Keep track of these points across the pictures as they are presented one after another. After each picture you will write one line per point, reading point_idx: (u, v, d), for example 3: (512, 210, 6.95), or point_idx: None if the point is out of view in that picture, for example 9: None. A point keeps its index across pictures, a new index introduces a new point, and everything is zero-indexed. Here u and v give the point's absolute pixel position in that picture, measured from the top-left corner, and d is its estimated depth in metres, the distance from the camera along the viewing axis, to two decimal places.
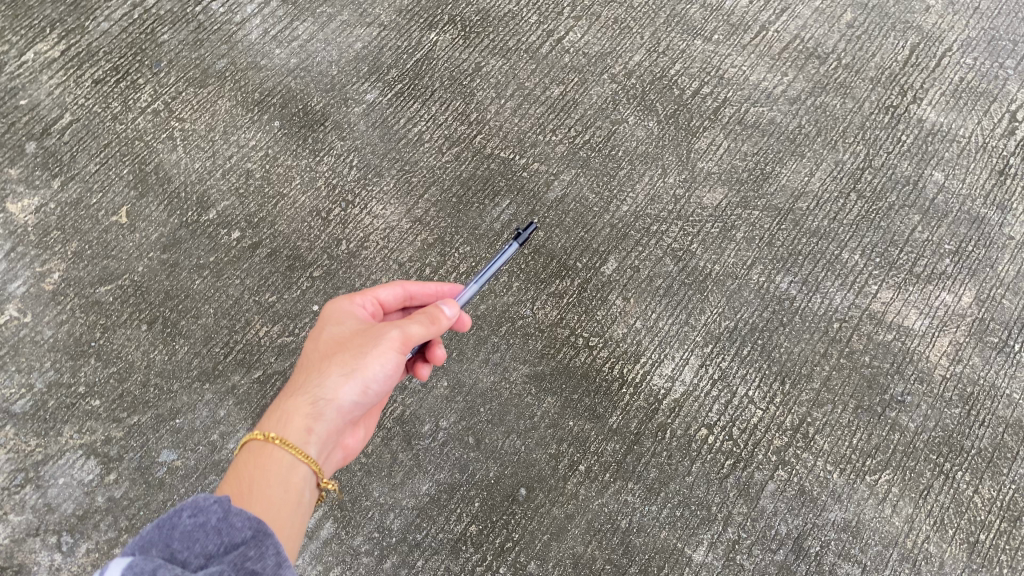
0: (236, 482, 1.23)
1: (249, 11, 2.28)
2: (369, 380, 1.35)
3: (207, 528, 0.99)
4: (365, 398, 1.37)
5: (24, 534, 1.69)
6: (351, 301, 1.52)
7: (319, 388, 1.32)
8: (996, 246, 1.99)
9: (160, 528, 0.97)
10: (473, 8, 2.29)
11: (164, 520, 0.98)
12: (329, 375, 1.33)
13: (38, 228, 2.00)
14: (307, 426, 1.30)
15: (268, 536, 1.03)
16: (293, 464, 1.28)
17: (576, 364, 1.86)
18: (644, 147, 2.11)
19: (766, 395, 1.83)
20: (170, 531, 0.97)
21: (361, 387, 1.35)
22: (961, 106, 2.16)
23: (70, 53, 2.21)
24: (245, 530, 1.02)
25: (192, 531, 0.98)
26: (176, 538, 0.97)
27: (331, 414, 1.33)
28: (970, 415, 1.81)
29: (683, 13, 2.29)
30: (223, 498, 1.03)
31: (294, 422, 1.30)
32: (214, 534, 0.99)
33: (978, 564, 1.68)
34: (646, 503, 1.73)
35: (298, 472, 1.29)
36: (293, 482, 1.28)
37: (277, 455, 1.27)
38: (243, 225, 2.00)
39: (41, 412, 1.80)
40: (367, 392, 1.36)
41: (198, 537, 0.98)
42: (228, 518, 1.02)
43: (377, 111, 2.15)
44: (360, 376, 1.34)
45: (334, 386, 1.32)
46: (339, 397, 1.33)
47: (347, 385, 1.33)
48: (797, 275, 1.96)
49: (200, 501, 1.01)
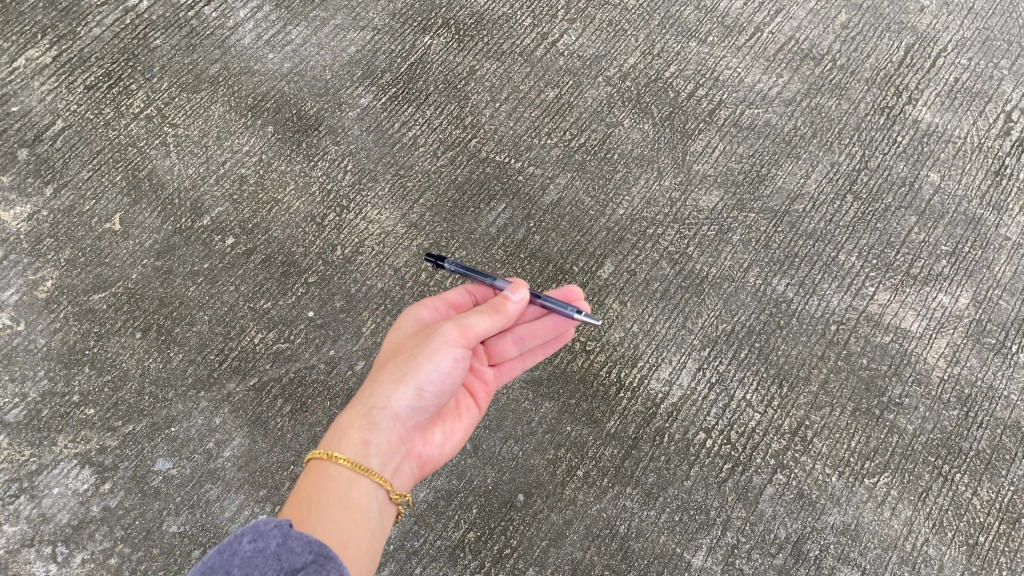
0: (296, 503, 1.24)
1: (242, 15, 2.27)
2: (422, 382, 1.33)
3: (266, 553, 1.00)
4: (424, 401, 1.35)
5: (18, 545, 1.67)
6: (420, 307, 1.55)
7: (372, 398, 1.33)
8: (992, 247, 1.99)
9: (220, 554, 0.98)
10: (467, 11, 2.28)
11: (224, 546, 1.00)
12: (381, 384, 1.33)
13: (30, 236, 1.98)
14: (362, 438, 1.31)
15: (329, 560, 1.04)
16: (352, 480, 1.28)
17: (573, 368, 1.85)
18: (639, 150, 2.10)
19: (764, 398, 1.83)
20: (230, 557, 0.99)
21: (415, 391, 1.33)
22: (956, 107, 2.15)
23: (61, 60, 2.19)
24: (306, 554, 1.03)
25: (252, 557, 0.99)
26: (236, 565, 0.98)
27: (388, 423, 1.34)
28: (968, 417, 1.81)
29: (677, 15, 2.28)
30: (283, 522, 1.04)
31: (349, 436, 1.31)
32: (274, 560, 1.00)
33: (978, 567, 1.68)
34: (645, 508, 1.72)
35: (358, 487, 1.28)
36: (353, 499, 1.27)
37: (334, 472, 1.28)
38: (237, 232, 1.99)
39: (35, 421, 1.79)
40: (424, 395, 1.34)
41: (257, 564, 0.98)
42: (287, 543, 1.02)
43: (371, 116, 2.14)
44: (413, 380, 1.33)
45: (386, 393, 1.32)
46: (393, 403, 1.32)
47: (400, 390, 1.32)
48: (793, 278, 1.95)
49: (260, 526, 1.02)
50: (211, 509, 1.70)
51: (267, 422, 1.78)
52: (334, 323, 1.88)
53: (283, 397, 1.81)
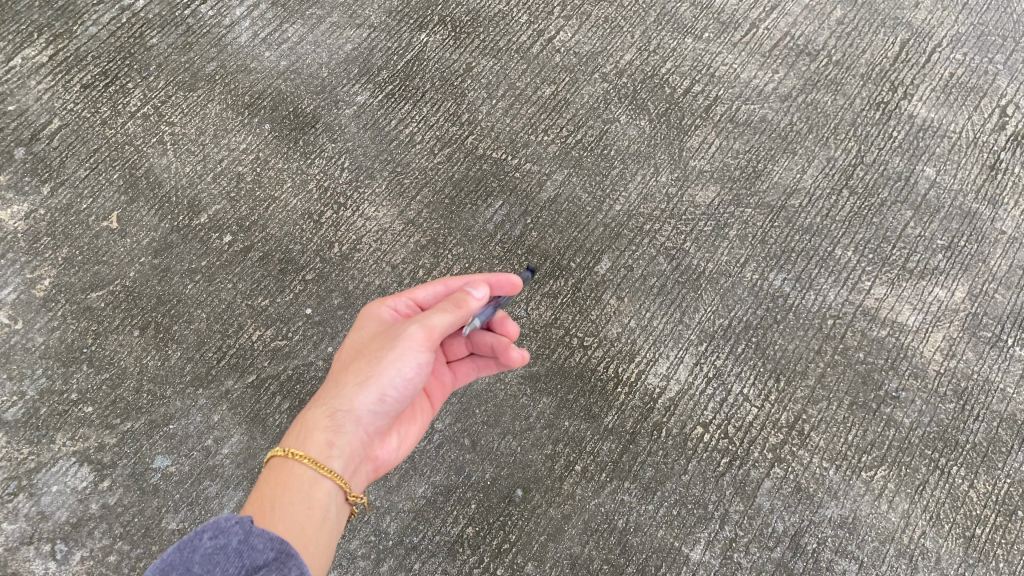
0: (258, 502, 1.24)
1: (238, 13, 2.27)
2: (385, 386, 1.34)
3: (227, 550, 1.01)
4: (385, 404, 1.36)
5: (16, 542, 1.67)
6: (382, 305, 1.54)
7: (336, 400, 1.33)
8: (988, 241, 2.00)
9: (180, 551, 1.00)
10: (463, 8, 2.29)
11: (184, 543, 1.01)
12: (345, 386, 1.33)
13: (28, 234, 1.98)
14: (325, 440, 1.31)
15: (291, 557, 1.04)
16: (315, 480, 1.28)
17: (570, 364, 1.86)
18: (636, 147, 2.10)
19: (761, 392, 1.83)
20: (190, 554, 1.00)
21: (379, 395, 1.34)
22: (951, 101, 2.16)
23: (58, 58, 2.19)
24: (267, 551, 1.03)
25: (212, 554, 1.01)
26: (196, 562, 1.00)
27: (351, 425, 1.34)
28: (964, 410, 1.82)
29: (673, 12, 2.29)
30: (245, 518, 1.05)
31: (312, 437, 1.31)
32: (234, 557, 1.01)
33: (974, 559, 1.68)
34: (644, 502, 1.73)
35: (321, 488, 1.28)
36: (316, 498, 1.27)
37: (298, 470, 1.28)
38: (234, 229, 1.99)
39: (33, 419, 1.79)
40: (386, 399, 1.35)
41: (218, 561, 1.00)
42: (249, 540, 1.03)
43: (368, 113, 2.14)
44: (377, 384, 1.33)
45: (349, 397, 1.33)
46: (356, 407, 1.33)
47: (363, 394, 1.33)
48: (790, 272, 1.96)
49: (221, 523, 1.04)
50: (211, 505, 1.70)
51: (267, 418, 1.78)
52: (333, 320, 1.89)
53: (281, 393, 1.81)
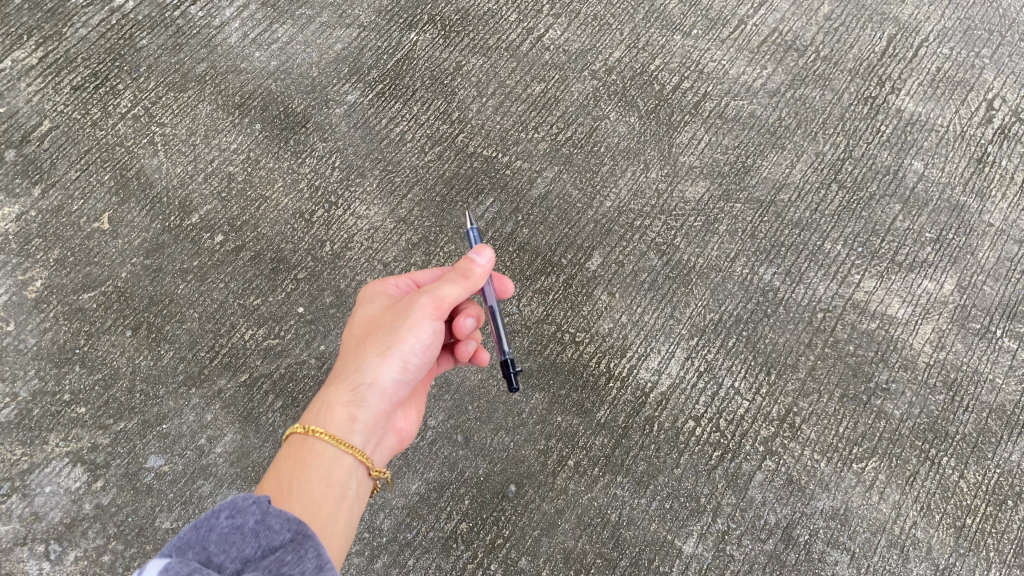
0: (276, 480, 1.23)
1: (228, 14, 2.28)
2: (407, 355, 1.36)
3: (243, 530, 1.01)
4: (407, 373, 1.38)
5: (9, 543, 1.67)
6: (384, 283, 1.54)
7: (358, 374, 1.34)
8: (976, 233, 2.01)
9: (197, 529, 0.99)
10: (453, 7, 2.30)
11: (201, 521, 1.00)
12: (366, 359, 1.34)
13: (19, 236, 1.99)
14: (349, 414, 1.31)
15: (308, 538, 1.04)
16: (335, 457, 1.28)
17: (562, 360, 1.87)
18: (625, 143, 2.11)
19: (752, 385, 1.84)
20: (206, 533, 0.99)
21: (401, 364, 1.36)
22: (938, 96, 2.18)
23: (47, 61, 2.20)
24: (284, 532, 1.04)
25: (229, 534, 1.00)
26: (212, 540, 0.99)
27: (375, 398, 1.34)
28: (954, 401, 1.83)
29: (661, 9, 2.30)
30: (262, 498, 1.05)
31: (335, 412, 1.30)
32: (251, 538, 1.01)
33: (965, 549, 1.69)
34: (636, 496, 1.73)
35: (341, 464, 1.28)
36: (336, 476, 1.27)
37: (319, 448, 1.28)
38: (226, 229, 1.99)
39: (26, 420, 1.79)
40: (408, 368, 1.38)
41: (235, 541, 1.00)
42: (266, 521, 1.03)
43: (358, 112, 2.14)
44: (399, 353, 1.36)
45: (373, 368, 1.34)
46: (379, 378, 1.34)
47: (385, 365, 1.35)
48: (780, 267, 1.97)
49: (239, 502, 1.03)
50: (204, 504, 1.71)
51: (259, 417, 1.79)
52: (325, 319, 1.89)
53: (274, 392, 1.81)
